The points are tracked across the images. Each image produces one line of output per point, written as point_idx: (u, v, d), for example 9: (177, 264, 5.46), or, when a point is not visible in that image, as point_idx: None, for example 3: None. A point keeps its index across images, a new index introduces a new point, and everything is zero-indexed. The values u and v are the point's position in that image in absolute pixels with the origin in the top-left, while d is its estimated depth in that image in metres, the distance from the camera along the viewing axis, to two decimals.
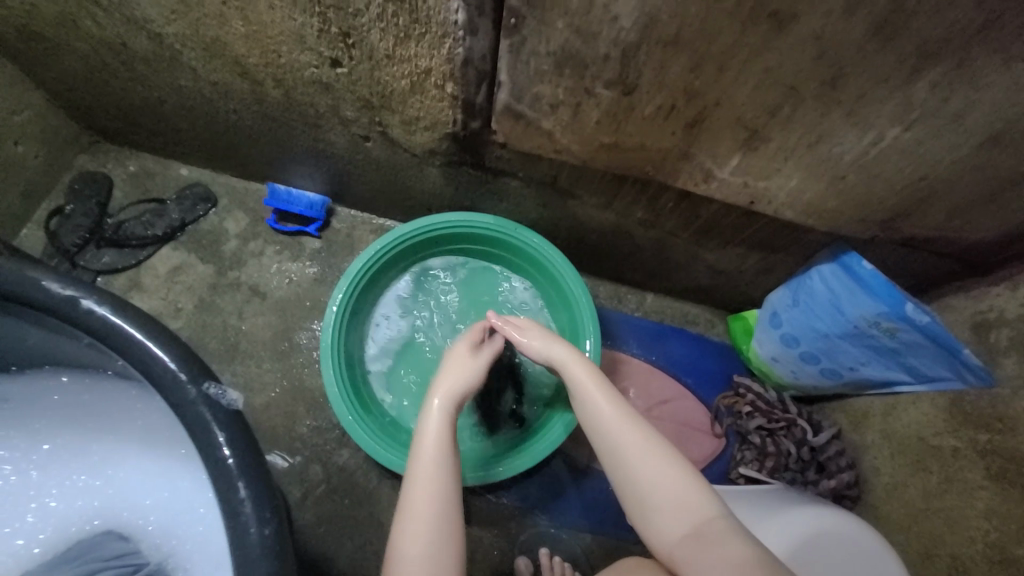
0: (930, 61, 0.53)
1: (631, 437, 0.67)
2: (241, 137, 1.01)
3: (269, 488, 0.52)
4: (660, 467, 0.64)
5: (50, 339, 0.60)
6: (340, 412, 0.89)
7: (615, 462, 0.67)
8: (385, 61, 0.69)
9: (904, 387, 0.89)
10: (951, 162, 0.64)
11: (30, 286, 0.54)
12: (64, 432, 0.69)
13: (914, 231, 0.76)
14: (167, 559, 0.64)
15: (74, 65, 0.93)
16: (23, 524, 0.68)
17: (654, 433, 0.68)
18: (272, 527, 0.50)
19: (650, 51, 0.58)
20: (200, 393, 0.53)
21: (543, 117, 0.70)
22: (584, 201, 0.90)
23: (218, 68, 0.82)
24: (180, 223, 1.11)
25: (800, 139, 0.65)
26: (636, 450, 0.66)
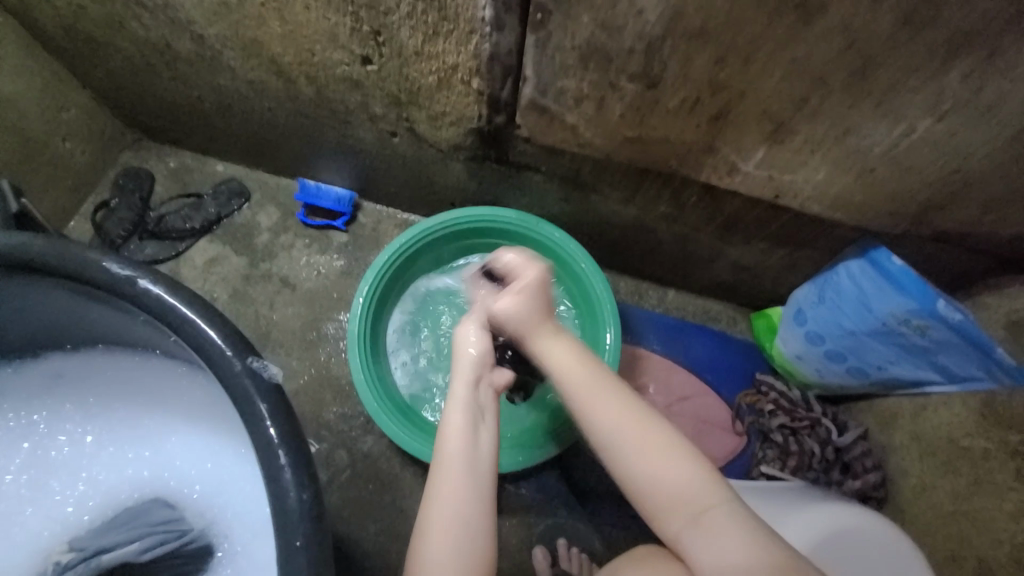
0: (961, 51, 0.53)
1: (632, 427, 0.63)
2: (274, 134, 1.05)
3: (306, 456, 0.54)
4: (655, 454, 0.62)
5: (109, 315, 0.64)
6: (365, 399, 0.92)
7: (612, 452, 0.64)
8: (414, 58, 0.71)
9: (935, 388, 0.87)
10: (985, 155, 0.62)
11: (80, 269, 0.58)
12: (116, 408, 0.73)
13: (946, 227, 0.75)
14: (209, 527, 0.68)
15: (120, 65, 0.98)
16: (74, 492, 0.72)
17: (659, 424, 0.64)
18: (310, 492, 0.52)
19: (674, 45, 0.58)
20: (244, 366, 0.56)
21: (567, 111, 0.71)
22: (606, 196, 0.90)
23: (255, 67, 0.86)
24: (216, 216, 1.16)
25: (826, 131, 0.64)
26: (635, 439, 0.63)
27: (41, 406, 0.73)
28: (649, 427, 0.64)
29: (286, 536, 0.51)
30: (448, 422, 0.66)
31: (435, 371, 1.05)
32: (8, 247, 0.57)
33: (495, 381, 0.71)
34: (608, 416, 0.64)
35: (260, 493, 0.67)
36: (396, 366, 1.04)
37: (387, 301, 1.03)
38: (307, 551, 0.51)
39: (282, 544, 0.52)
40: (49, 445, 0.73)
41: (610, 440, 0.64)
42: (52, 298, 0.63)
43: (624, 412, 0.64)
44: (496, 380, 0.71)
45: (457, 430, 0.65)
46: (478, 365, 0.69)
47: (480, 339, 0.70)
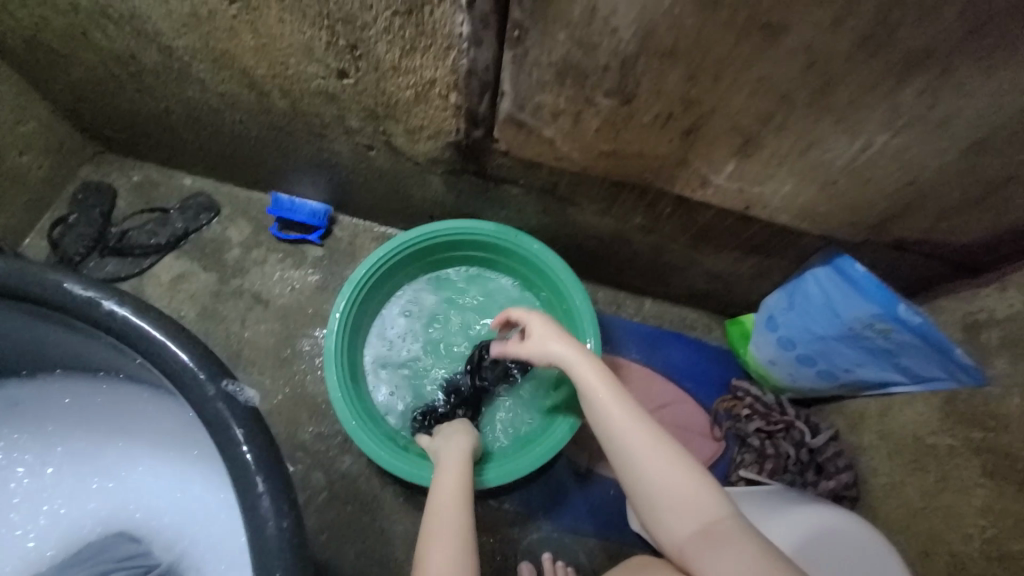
0: (913, 70, 0.56)
1: (640, 436, 0.67)
2: (246, 147, 1.02)
3: (285, 480, 0.52)
4: (664, 463, 0.65)
5: (69, 338, 0.60)
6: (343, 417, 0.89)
7: (624, 463, 0.67)
8: (391, 73, 0.71)
9: (900, 387, 0.91)
10: (937, 166, 0.66)
11: (35, 287, 0.54)
12: (77, 435, 0.69)
13: (904, 235, 0.79)
14: (178, 560, 0.64)
15: (81, 76, 0.95)
16: (35, 527, 0.68)
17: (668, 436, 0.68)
18: (290, 520, 0.51)
19: (648, 62, 0.60)
20: (217, 390, 0.53)
21: (544, 125, 0.72)
22: (584, 208, 0.92)
23: (226, 80, 0.84)
24: (183, 232, 1.12)
25: (792, 145, 0.67)
26: (642, 447, 0.66)
27: None
28: (655, 436, 0.67)
29: (264, 565, 0.49)
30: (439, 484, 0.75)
31: (415, 386, 1.04)
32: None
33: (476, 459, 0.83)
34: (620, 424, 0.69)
35: (233, 521, 0.63)
36: (373, 383, 1.02)
37: (364, 316, 1.01)
38: None
39: (261, 574, 0.49)
40: (5, 477, 0.68)
41: (620, 448, 0.68)
42: (6, 320, 0.59)
43: (636, 421, 0.69)
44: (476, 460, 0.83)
45: (446, 489, 0.73)
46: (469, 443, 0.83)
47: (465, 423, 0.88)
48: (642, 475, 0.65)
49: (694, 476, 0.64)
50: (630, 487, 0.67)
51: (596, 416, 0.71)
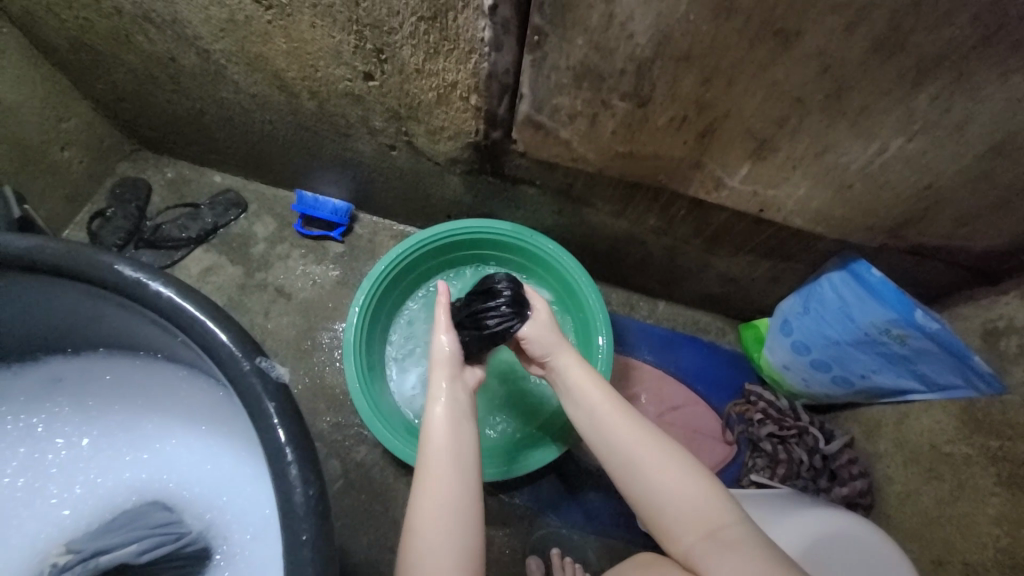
0: (927, 76, 0.57)
1: (643, 443, 0.69)
2: (274, 145, 1.07)
3: (313, 454, 0.54)
4: (668, 468, 0.66)
5: (122, 315, 0.63)
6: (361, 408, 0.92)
7: (631, 474, 0.68)
8: (415, 75, 0.74)
9: (916, 395, 0.90)
10: (954, 172, 0.66)
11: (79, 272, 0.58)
12: (116, 410, 0.72)
13: (921, 240, 0.79)
14: (208, 530, 0.67)
15: (123, 77, 1.00)
16: (71, 494, 0.71)
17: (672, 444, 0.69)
18: (317, 488, 0.52)
19: (663, 66, 0.62)
20: (252, 366, 0.55)
21: (561, 127, 0.74)
22: (599, 209, 0.93)
23: (258, 81, 0.88)
24: (212, 226, 1.17)
25: (806, 149, 0.68)
26: (646, 453, 0.68)
27: (40, 408, 0.72)
28: (661, 446, 0.68)
29: (292, 530, 0.51)
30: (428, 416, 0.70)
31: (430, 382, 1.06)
32: (15, 248, 0.57)
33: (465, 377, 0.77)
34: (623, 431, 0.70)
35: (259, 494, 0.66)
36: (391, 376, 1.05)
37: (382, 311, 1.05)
38: (313, 545, 0.50)
39: (290, 537, 0.51)
40: (46, 448, 0.71)
41: (624, 455, 0.69)
42: (57, 299, 0.62)
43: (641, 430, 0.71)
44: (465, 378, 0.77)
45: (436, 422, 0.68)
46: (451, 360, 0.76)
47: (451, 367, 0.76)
48: (645, 480, 0.66)
49: (700, 484, 0.65)
50: (637, 499, 0.67)
51: (598, 424, 0.73)
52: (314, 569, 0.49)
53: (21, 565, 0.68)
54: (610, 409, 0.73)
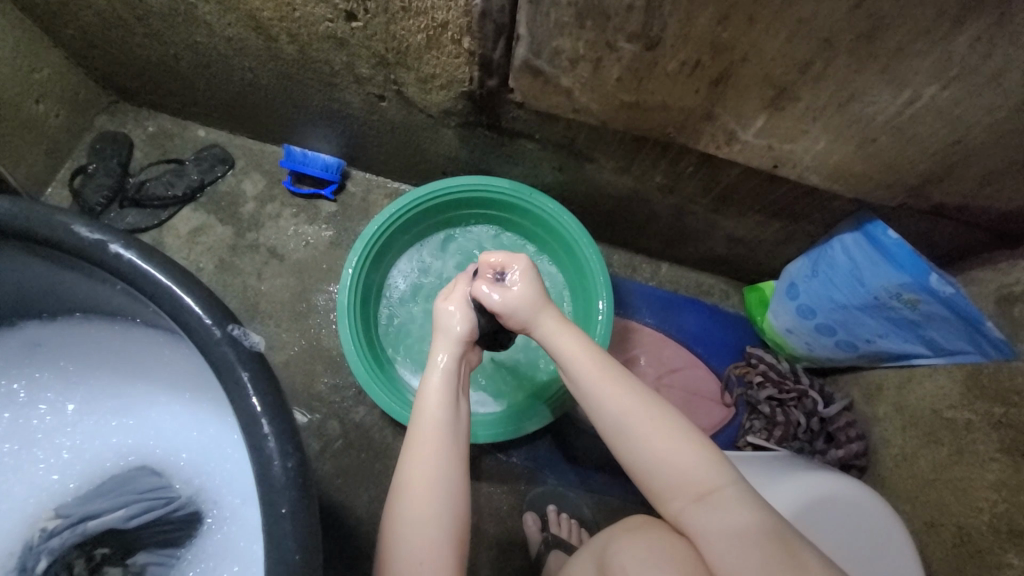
0: (973, 12, 0.50)
1: (636, 415, 0.65)
2: (257, 96, 1.00)
3: (292, 426, 0.53)
4: (661, 437, 0.64)
5: (89, 285, 0.60)
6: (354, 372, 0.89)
7: (621, 442, 0.65)
8: (401, 14, 0.67)
9: (921, 360, 0.88)
10: (989, 124, 0.61)
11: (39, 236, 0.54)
12: (100, 375, 0.70)
13: (944, 200, 0.74)
14: (198, 493, 0.65)
15: (90, 20, 0.93)
16: (59, 460, 0.69)
17: (668, 412, 0.66)
18: (294, 461, 0.50)
19: (676, 2, 0.55)
20: (224, 334, 0.53)
21: (562, 73, 0.68)
22: (602, 165, 0.88)
23: (234, 23, 0.81)
24: (199, 184, 1.13)
25: (830, 98, 0.62)
26: (637, 424, 0.65)
27: (21, 373, 0.70)
28: (648, 411, 0.65)
29: (271, 503, 0.50)
30: (428, 386, 0.68)
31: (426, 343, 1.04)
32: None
33: (471, 354, 0.74)
34: (614, 401, 0.66)
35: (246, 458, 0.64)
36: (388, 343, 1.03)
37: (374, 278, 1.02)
38: (293, 518, 0.49)
39: (268, 509, 0.50)
40: (30, 414, 0.69)
41: (613, 426, 0.66)
42: (27, 264, 0.59)
43: (629, 398, 0.66)
44: (470, 356, 0.74)
45: (437, 392, 0.67)
46: (460, 338, 0.72)
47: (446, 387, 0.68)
48: (637, 449, 0.64)
49: (690, 449, 0.63)
50: (627, 463, 0.66)
51: (586, 395, 0.68)
52: (297, 540, 0.49)
53: (6, 529, 0.66)
54: (598, 379, 0.67)
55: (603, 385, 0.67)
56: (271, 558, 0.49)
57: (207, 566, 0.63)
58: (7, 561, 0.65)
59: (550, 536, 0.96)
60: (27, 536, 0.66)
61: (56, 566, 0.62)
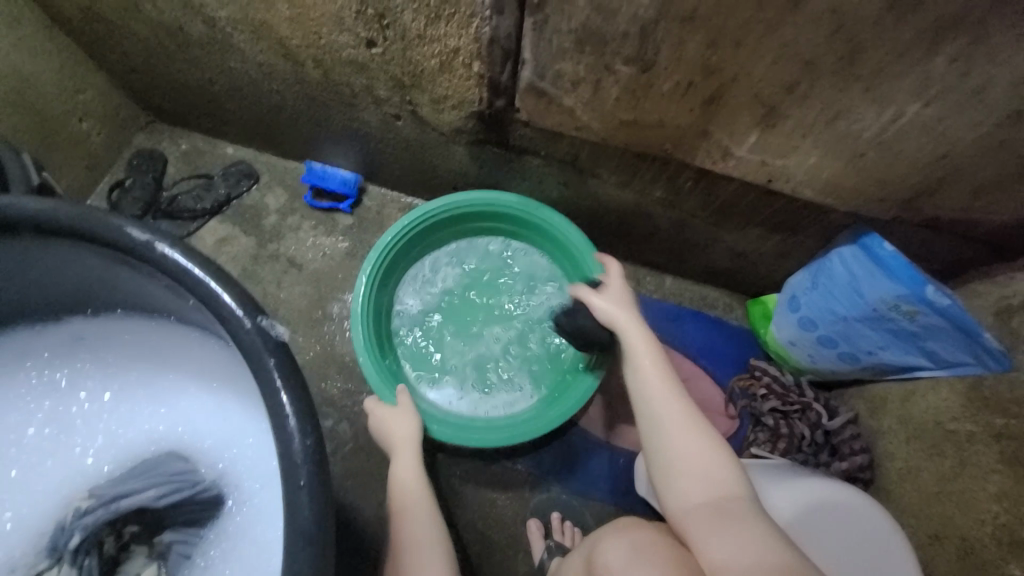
0: (948, 34, 0.54)
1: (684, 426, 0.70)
2: (283, 116, 1.07)
3: (311, 408, 0.56)
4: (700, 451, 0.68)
5: (135, 281, 0.65)
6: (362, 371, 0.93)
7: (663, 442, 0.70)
8: (417, 41, 0.73)
9: (924, 372, 0.89)
10: (973, 140, 0.64)
11: (88, 236, 0.60)
12: (133, 368, 0.75)
13: (937, 213, 0.76)
14: (220, 478, 0.69)
15: (135, 48, 1.01)
16: (94, 444, 0.74)
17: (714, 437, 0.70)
18: (314, 438, 0.54)
19: (668, 28, 0.60)
20: (253, 325, 0.57)
21: (564, 94, 0.73)
22: (605, 180, 0.92)
23: (264, 50, 0.88)
24: (226, 197, 1.20)
25: (817, 115, 0.66)
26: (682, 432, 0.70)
27: (62, 365, 0.75)
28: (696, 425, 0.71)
29: (289, 477, 0.53)
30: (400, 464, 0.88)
31: (435, 350, 1.08)
32: (32, 212, 0.59)
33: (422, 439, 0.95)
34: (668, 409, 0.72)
35: (265, 445, 0.68)
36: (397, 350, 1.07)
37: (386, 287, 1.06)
38: (306, 499, 0.52)
39: (287, 486, 0.53)
40: (70, 401, 0.74)
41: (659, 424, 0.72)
42: (75, 264, 0.65)
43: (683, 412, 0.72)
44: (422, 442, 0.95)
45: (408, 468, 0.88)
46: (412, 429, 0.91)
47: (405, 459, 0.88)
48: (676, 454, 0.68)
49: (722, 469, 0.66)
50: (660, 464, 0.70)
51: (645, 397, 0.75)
52: (312, 515, 0.52)
53: (44, 507, 0.71)
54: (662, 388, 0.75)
55: (662, 388, 0.75)
56: (287, 533, 0.52)
57: (228, 545, 0.67)
58: (40, 539, 0.70)
59: (553, 543, 0.97)
60: (60, 515, 0.70)
61: (85, 544, 0.65)
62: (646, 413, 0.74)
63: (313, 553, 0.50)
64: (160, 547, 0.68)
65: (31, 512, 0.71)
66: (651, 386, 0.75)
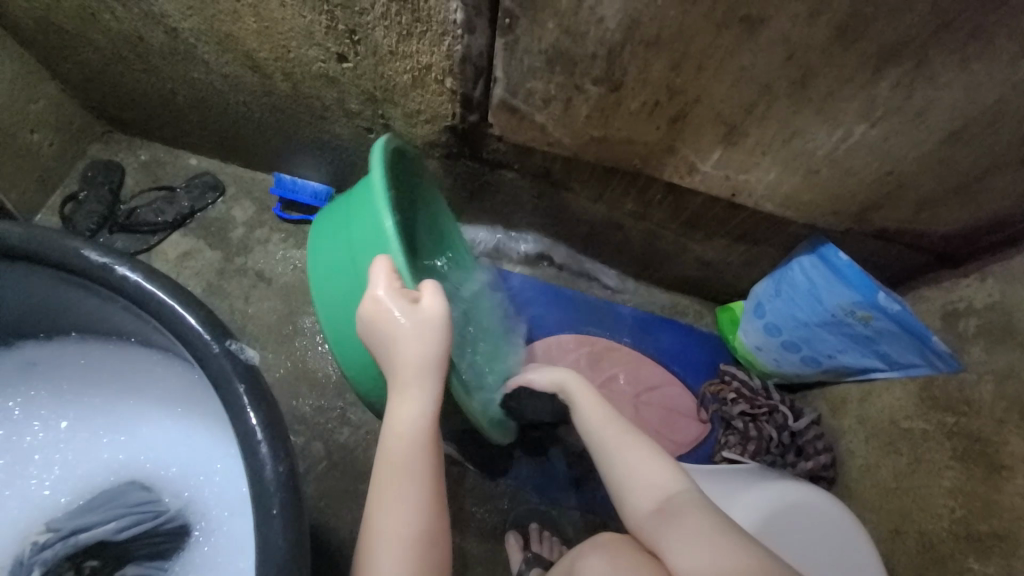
0: (890, 62, 0.58)
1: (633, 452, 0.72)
2: (251, 128, 1.05)
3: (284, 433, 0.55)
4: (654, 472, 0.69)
5: (93, 304, 0.62)
6: (383, 260, 0.65)
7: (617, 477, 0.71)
8: (389, 57, 0.73)
9: (879, 373, 0.94)
10: (915, 158, 0.69)
11: (39, 258, 0.57)
12: (91, 394, 0.71)
13: (886, 225, 0.81)
14: (186, 506, 0.66)
15: (91, 56, 0.97)
16: (50, 475, 0.69)
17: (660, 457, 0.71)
18: (285, 465, 0.53)
19: (634, 51, 0.62)
20: (222, 349, 0.56)
21: (536, 111, 0.74)
22: (577, 193, 0.94)
23: (230, 62, 0.87)
24: (189, 210, 1.16)
25: (775, 134, 0.69)
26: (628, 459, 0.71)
27: (15, 392, 0.71)
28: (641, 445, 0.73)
29: (262, 504, 0.52)
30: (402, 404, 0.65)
31: None
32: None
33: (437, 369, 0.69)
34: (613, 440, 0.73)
35: (234, 471, 0.66)
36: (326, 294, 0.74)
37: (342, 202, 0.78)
38: (281, 525, 0.51)
39: (258, 514, 0.52)
40: (23, 431, 0.70)
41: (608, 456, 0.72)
42: (24, 286, 0.62)
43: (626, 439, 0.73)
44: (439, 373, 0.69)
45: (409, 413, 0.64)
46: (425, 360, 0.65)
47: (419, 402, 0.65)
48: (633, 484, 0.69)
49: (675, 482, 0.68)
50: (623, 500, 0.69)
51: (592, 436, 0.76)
52: (285, 543, 0.50)
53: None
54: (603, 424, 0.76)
55: (602, 414, 0.77)
56: (260, 562, 0.50)
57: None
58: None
59: (532, 554, 0.97)
60: (16, 551, 0.65)
61: None
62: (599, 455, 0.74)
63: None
64: None
65: None
66: (592, 415, 0.77)
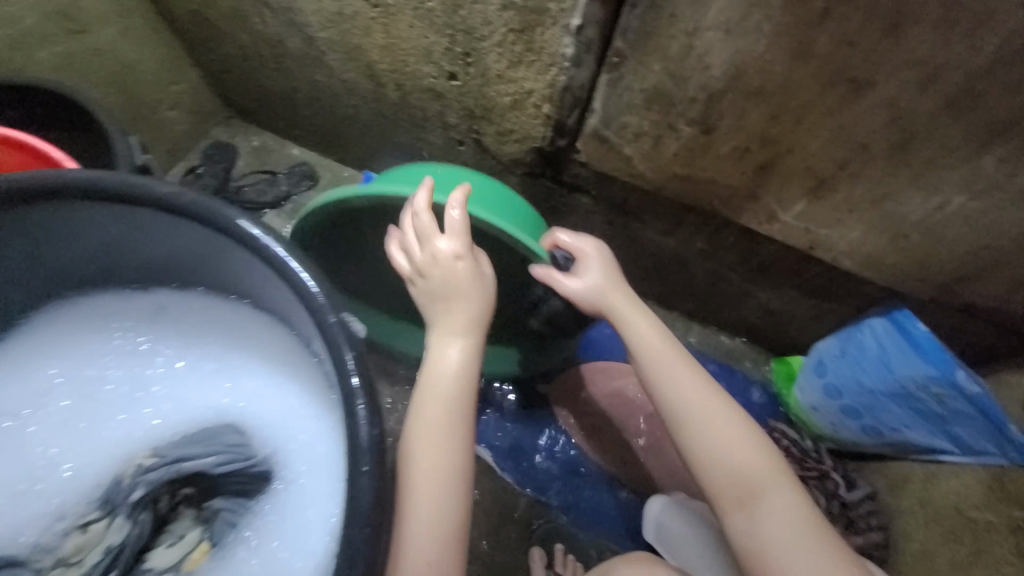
0: (998, 138, 0.58)
1: (708, 419, 0.68)
2: (354, 128, 1.15)
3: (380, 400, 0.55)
4: (729, 454, 0.66)
5: (223, 262, 0.70)
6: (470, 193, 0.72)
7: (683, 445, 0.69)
8: (495, 80, 0.80)
9: (947, 456, 0.89)
10: (1016, 235, 0.66)
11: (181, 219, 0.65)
12: (208, 340, 0.79)
13: (975, 300, 0.78)
14: (272, 455, 0.71)
15: (233, 52, 1.12)
16: (162, 406, 0.76)
17: (742, 430, 0.68)
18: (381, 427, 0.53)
19: (733, 99, 0.66)
20: (337, 318, 0.57)
21: (625, 143, 0.78)
22: (648, 226, 0.96)
23: (351, 69, 0.97)
24: (286, 194, 1.26)
25: (865, 194, 0.69)
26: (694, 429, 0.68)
27: (144, 331, 0.79)
28: (726, 423, 0.68)
29: (354, 461, 0.52)
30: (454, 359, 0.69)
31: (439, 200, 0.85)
32: (160, 191, 0.61)
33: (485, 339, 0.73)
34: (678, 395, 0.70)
35: (324, 430, 0.70)
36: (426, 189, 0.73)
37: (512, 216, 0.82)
38: None
39: None
40: (148, 363, 0.78)
41: (678, 418, 0.70)
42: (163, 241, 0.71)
43: (710, 398, 0.69)
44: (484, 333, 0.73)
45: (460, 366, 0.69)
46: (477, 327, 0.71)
47: (462, 349, 0.70)
48: (701, 461, 0.67)
49: (758, 472, 0.65)
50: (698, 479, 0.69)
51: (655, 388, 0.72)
52: (371, 495, 0.50)
53: (102, 459, 0.73)
54: (676, 379, 0.71)
55: (678, 370, 0.71)
56: None
57: (271, 520, 0.67)
58: (94, 490, 0.71)
59: None
60: (118, 470, 0.72)
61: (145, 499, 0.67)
62: (669, 413, 0.70)
63: (364, 534, 0.50)
64: (206, 513, 0.70)
65: (91, 463, 0.73)
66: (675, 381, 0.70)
